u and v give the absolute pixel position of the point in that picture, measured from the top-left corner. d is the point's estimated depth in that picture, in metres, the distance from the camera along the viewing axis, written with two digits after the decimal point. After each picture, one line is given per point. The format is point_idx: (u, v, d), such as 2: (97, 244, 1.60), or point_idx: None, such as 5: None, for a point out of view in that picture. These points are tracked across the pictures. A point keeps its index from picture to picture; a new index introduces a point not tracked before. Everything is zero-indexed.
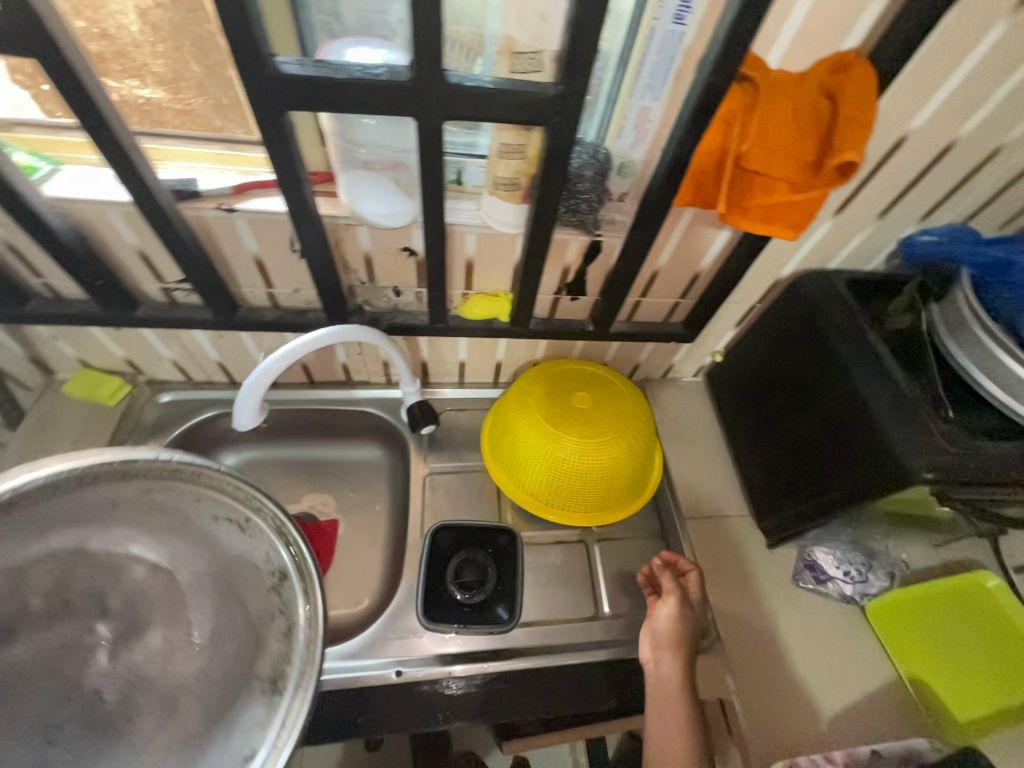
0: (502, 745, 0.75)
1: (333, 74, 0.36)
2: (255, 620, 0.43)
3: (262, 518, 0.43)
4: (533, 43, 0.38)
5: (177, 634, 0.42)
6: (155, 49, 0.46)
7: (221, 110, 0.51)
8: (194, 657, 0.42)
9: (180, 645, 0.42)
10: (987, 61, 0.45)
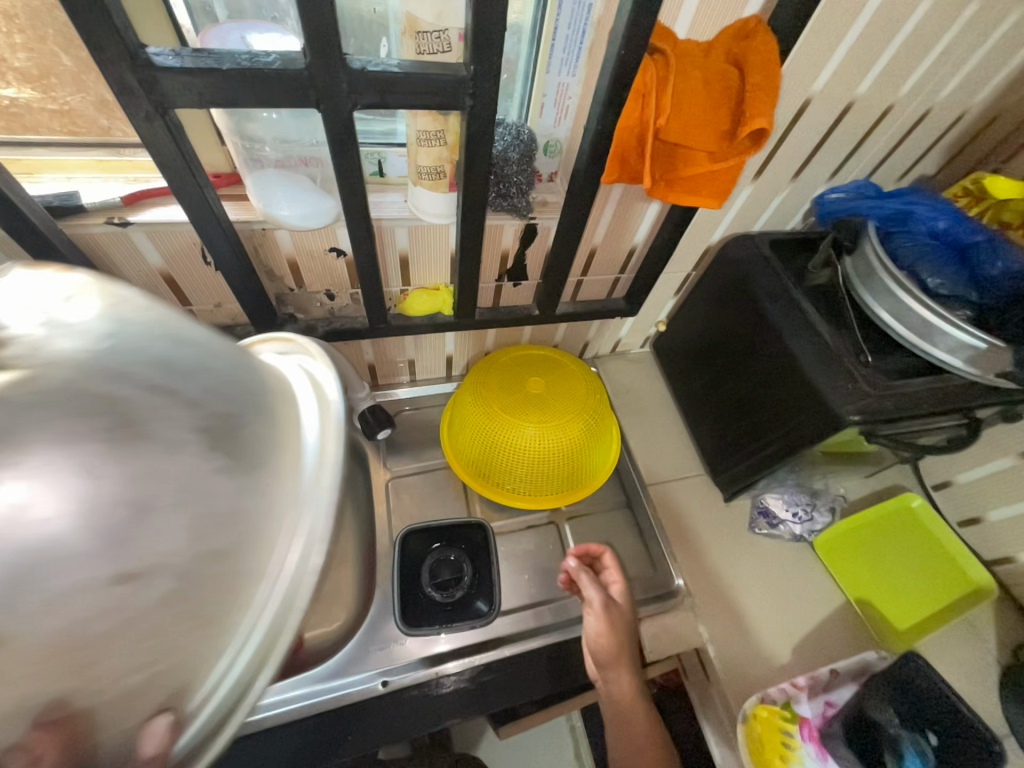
0: (499, 730, 0.76)
1: (219, 64, 0.32)
2: None
3: None
4: (438, 20, 0.36)
5: None
6: (12, 41, 0.39)
7: (107, 108, 0.45)
8: None
9: None
10: (875, 22, 0.48)
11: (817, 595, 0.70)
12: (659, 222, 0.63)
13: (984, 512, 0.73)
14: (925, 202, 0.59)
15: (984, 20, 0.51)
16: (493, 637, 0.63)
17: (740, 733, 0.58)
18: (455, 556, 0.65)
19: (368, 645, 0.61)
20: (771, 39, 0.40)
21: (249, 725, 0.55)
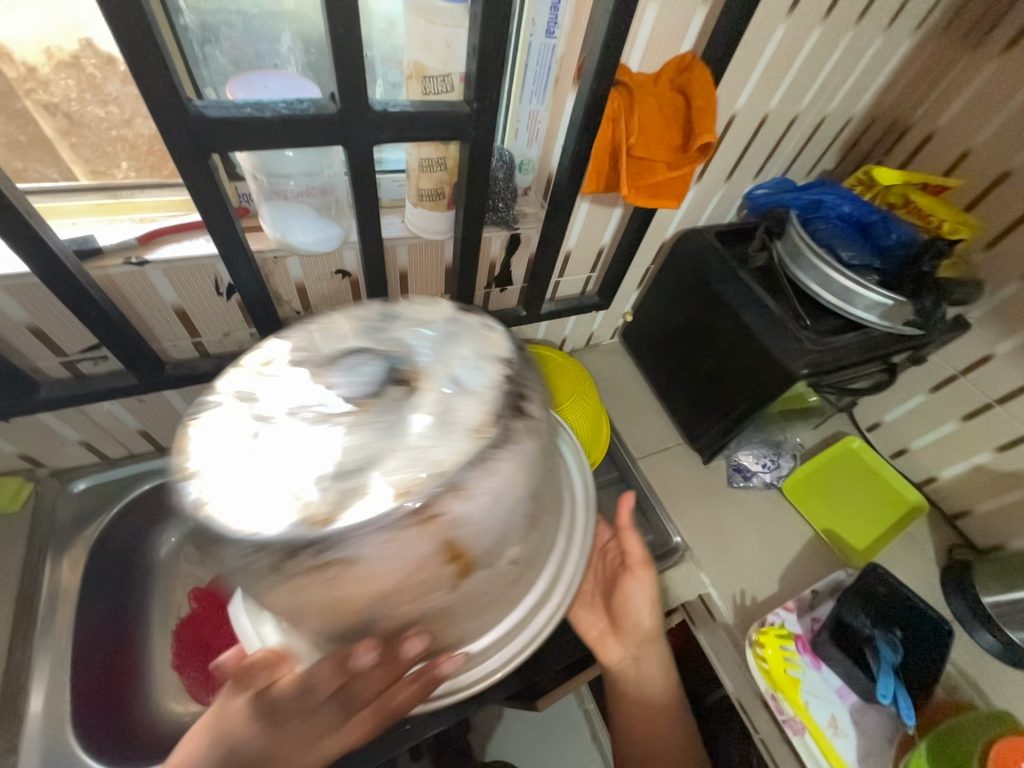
0: (536, 704, 0.82)
1: (261, 113, 0.36)
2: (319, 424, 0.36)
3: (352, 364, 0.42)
4: (442, 68, 0.42)
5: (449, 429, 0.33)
6: None
7: (20, 149, 0.49)
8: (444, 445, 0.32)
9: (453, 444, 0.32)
10: (779, 52, 0.59)
11: (792, 532, 0.81)
12: (623, 225, 0.72)
13: (908, 442, 0.89)
14: (832, 192, 0.72)
15: (854, 49, 0.64)
16: None
17: (750, 658, 0.66)
18: None
19: None
20: (706, 73, 0.50)
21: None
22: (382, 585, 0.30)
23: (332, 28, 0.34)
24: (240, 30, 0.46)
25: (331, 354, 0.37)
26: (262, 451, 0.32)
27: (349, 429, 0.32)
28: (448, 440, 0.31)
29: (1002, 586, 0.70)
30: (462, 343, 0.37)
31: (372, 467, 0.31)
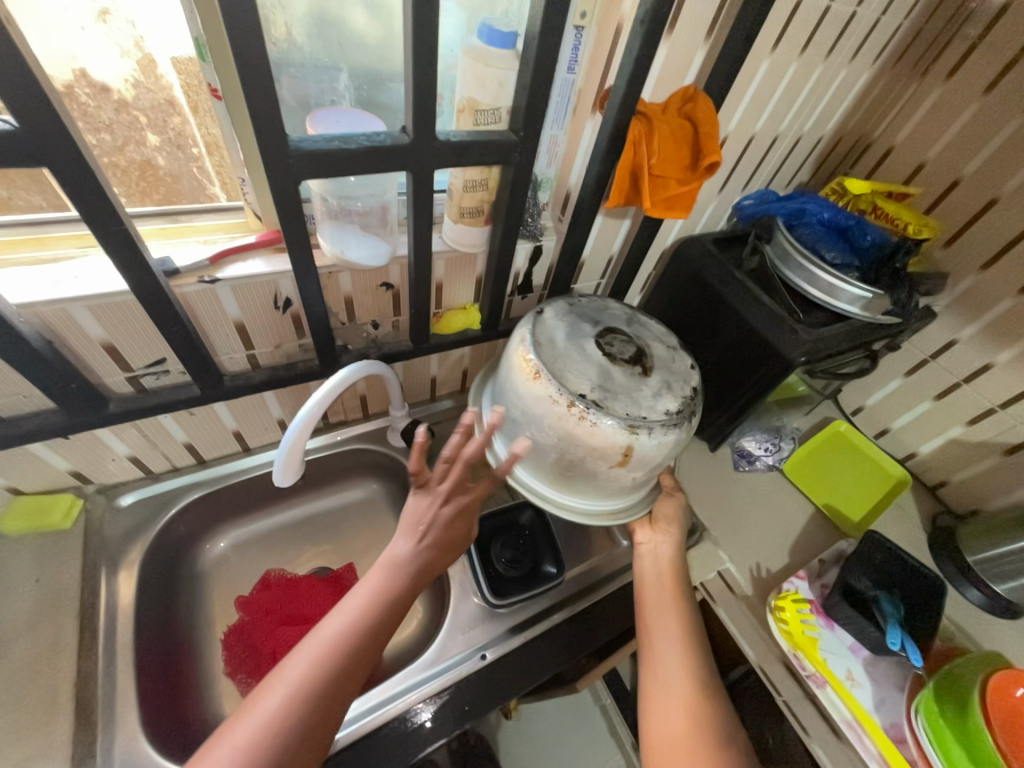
0: (576, 685, 0.90)
1: (346, 145, 0.42)
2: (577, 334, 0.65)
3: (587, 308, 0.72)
4: (492, 103, 0.49)
5: (649, 390, 0.61)
6: None
7: None
8: (650, 400, 0.61)
9: (654, 400, 0.61)
10: (764, 82, 0.68)
11: (795, 509, 0.89)
12: (631, 236, 0.79)
13: (889, 422, 0.98)
14: (813, 201, 0.82)
15: (825, 77, 0.74)
16: (559, 600, 0.71)
17: (771, 623, 0.72)
18: (511, 536, 0.74)
19: (453, 634, 0.68)
20: (709, 102, 0.57)
21: (355, 733, 0.58)
22: (591, 444, 0.59)
23: (415, 72, 0.40)
24: (303, 70, 0.51)
25: (605, 322, 0.67)
26: (570, 350, 0.62)
27: (609, 367, 0.61)
28: (655, 414, 0.59)
29: (983, 543, 0.79)
30: (673, 361, 0.66)
31: (617, 395, 0.59)
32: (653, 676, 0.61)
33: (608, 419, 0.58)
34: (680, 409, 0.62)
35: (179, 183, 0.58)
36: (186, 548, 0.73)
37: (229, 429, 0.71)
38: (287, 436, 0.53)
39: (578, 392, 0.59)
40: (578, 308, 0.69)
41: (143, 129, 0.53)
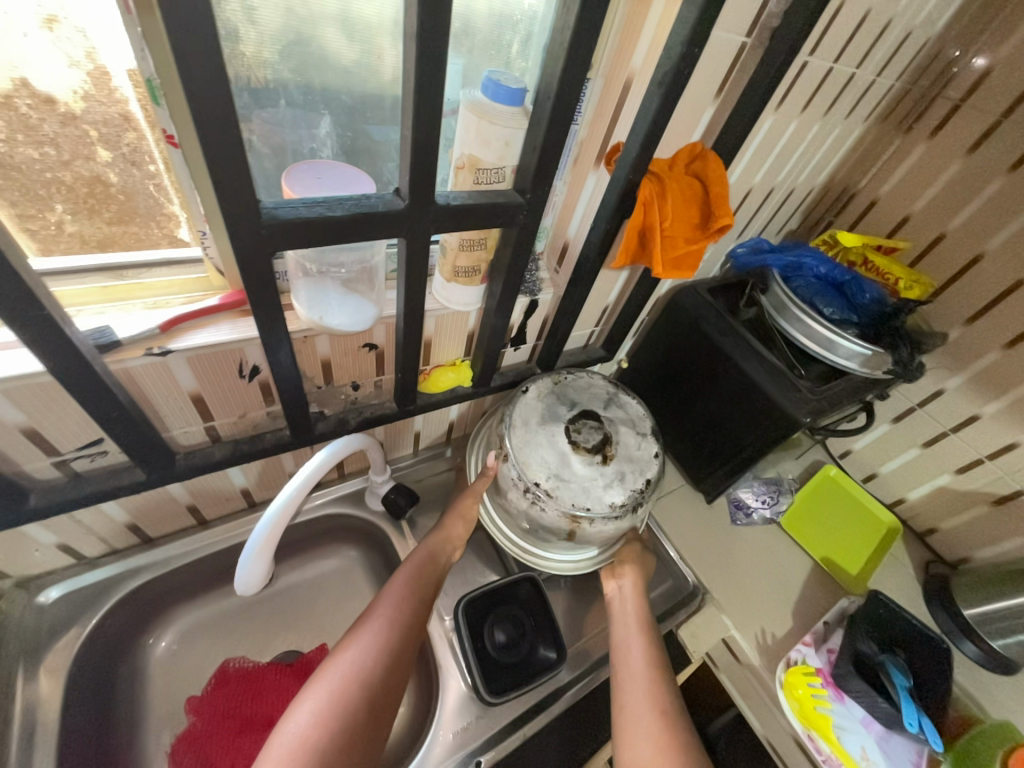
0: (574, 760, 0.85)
1: (332, 211, 0.36)
2: (548, 411, 0.66)
3: (578, 378, 0.71)
4: (497, 161, 0.44)
5: (600, 482, 0.61)
6: None
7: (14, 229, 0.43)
8: (600, 490, 0.61)
9: (603, 492, 0.61)
10: (765, 138, 0.66)
11: (794, 563, 0.87)
12: (627, 287, 0.76)
13: (877, 468, 0.98)
14: (809, 253, 0.80)
15: (822, 132, 0.74)
16: (559, 686, 0.66)
17: (782, 700, 0.68)
18: (506, 612, 0.67)
19: (441, 736, 0.60)
20: (719, 161, 0.55)
21: None
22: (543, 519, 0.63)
23: (415, 130, 0.34)
24: (280, 113, 0.44)
25: (585, 405, 0.67)
26: (538, 433, 0.63)
27: (569, 455, 0.62)
28: (601, 506, 0.60)
29: (978, 597, 0.78)
30: (638, 445, 0.65)
31: (569, 485, 0.60)
32: (622, 708, 0.57)
33: (553, 508, 0.61)
34: (633, 497, 0.61)
35: (135, 200, 0.45)
36: (126, 643, 0.63)
37: (182, 503, 0.62)
38: (259, 531, 0.50)
39: (528, 481, 0.61)
40: (562, 387, 0.69)
41: (94, 145, 0.40)
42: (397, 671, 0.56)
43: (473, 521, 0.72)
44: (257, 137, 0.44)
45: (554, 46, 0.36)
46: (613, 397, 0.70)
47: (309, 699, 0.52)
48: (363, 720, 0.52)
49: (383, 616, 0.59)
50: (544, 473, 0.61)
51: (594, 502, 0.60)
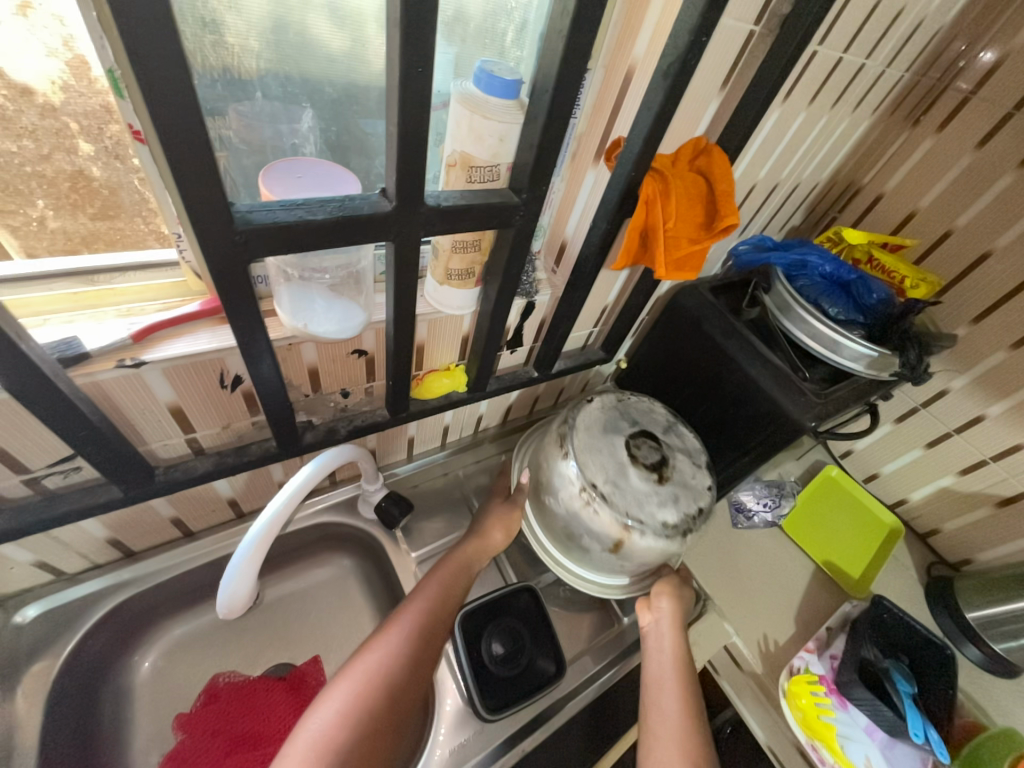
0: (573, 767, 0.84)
1: (313, 215, 0.33)
2: (609, 423, 0.63)
3: (639, 400, 0.68)
4: (491, 159, 0.41)
5: (655, 499, 0.58)
6: None
7: None
8: (654, 506, 0.57)
9: (655, 509, 0.57)
10: (771, 131, 0.63)
11: (796, 566, 0.85)
12: (627, 286, 0.73)
13: (879, 468, 0.96)
14: (814, 250, 0.78)
15: (828, 126, 0.72)
16: (558, 697, 0.64)
17: (787, 712, 0.67)
18: (507, 624, 0.65)
19: (438, 753, 0.58)
20: (724, 155, 0.52)
21: None
22: (586, 523, 0.60)
23: (401, 125, 0.32)
24: (257, 106, 0.41)
25: (645, 423, 0.64)
26: (598, 440, 0.61)
27: (628, 465, 0.59)
28: (653, 522, 0.57)
29: (982, 600, 0.77)
30: (695, 472, 0.61)
31: (625, 492, 0.57)
32: (652, 758, 0.55)
33: (601, 514, 0.58)
34: (684, 524, 0.58)
35: (121, 195, 0.42)
36: (111, 660, 0.61)
37: (165, 516, 0.59)
38: (238, 556, 0.48)
39: (585, 479, 0.58)
40: (624, 404, 0.66)
41: (75, 138, 0.37)
42: (418, 680, 0.53)
43: (513, 531, 0.70)
44: (232, 132, 0.40)
45: (552, 34, 0.33)
46: (670, 424, 0.67)
47: (332, 696, 0.50)
48: (381, 723, 0.49)
49: (410, 618, 0.57)
50: (602, 475, 0.58)
51: (648, 517, 0.57)
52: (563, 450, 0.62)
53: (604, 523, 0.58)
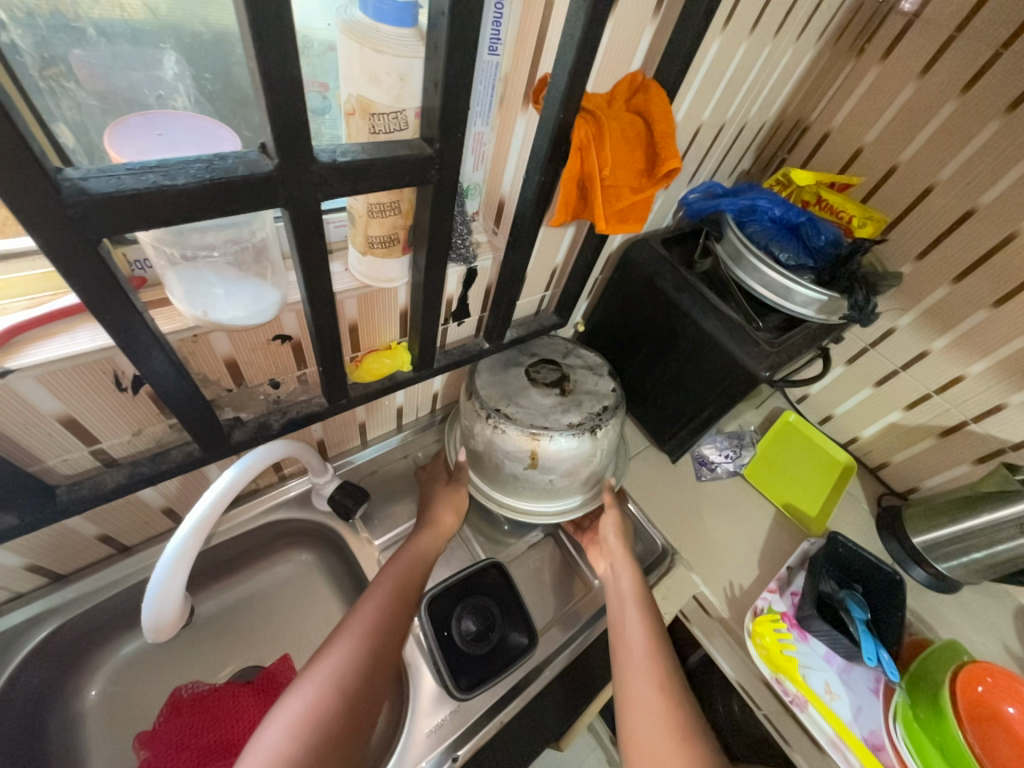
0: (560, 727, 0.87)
1: (172, 180, 0.27)
2: (512, 362, 0.71)
3: (543, 345, 0.75)
4: (394, 103, 0.36)
5: (557, 408, 0.64)
6: None
7: None
8: (560, 415, 0.63)
9: (561, 415, 0.63)
10: (714, 64, 0.59)
11: (757, 511, 0.88)
12: (575, 245, 0.70)
13: (833, 409, 0.99)
14: (763, 194, 0.76)
15: (772, 57, 0.68)
16: (534, 666, 0.64)
17: (751, 649, 0.70)
18: (477, 601, 0.65)
19: (416, 736, 0.58)
20: (662, 91, 0.48)
21: None
22: (502, 448, 0.64)
23: (260, 58, 0.26)
24: (100, 51, 0.33)
25: (544, 356, 0.71)
26: (501, 375, 0.68)
27: (530, 387, 0.66)
28: (558, 423, 0.62)
29: (928, 526, 0.81)
30: (595, 381, 0.69)
31: (528, 407, 0.63)
32: (623, 691, 0.56)
33: (514, 430, 0.62)
34: (595, 421, 0.64)
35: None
36: (52, 689, 0.56)
37: (89, 535, 0.54)
38: (163, 567, 0.45)
39: (491, 404, 0.64)
40: (524, 345, 0.74)
41: None
42: (383, 672, 0.52)
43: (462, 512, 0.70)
44: (87, 91, 0.34)
45: None
46: (570, 351, 0.75)
47: (295, 697, 0.48)
48: (350, 719, 0.47)
49: (371, 609, 0.55)
50: (507, 397, 0.65)
51: (556, 422, 0.62)
52: (471, 390, 0.68)
53: (517, 441, 0.62)
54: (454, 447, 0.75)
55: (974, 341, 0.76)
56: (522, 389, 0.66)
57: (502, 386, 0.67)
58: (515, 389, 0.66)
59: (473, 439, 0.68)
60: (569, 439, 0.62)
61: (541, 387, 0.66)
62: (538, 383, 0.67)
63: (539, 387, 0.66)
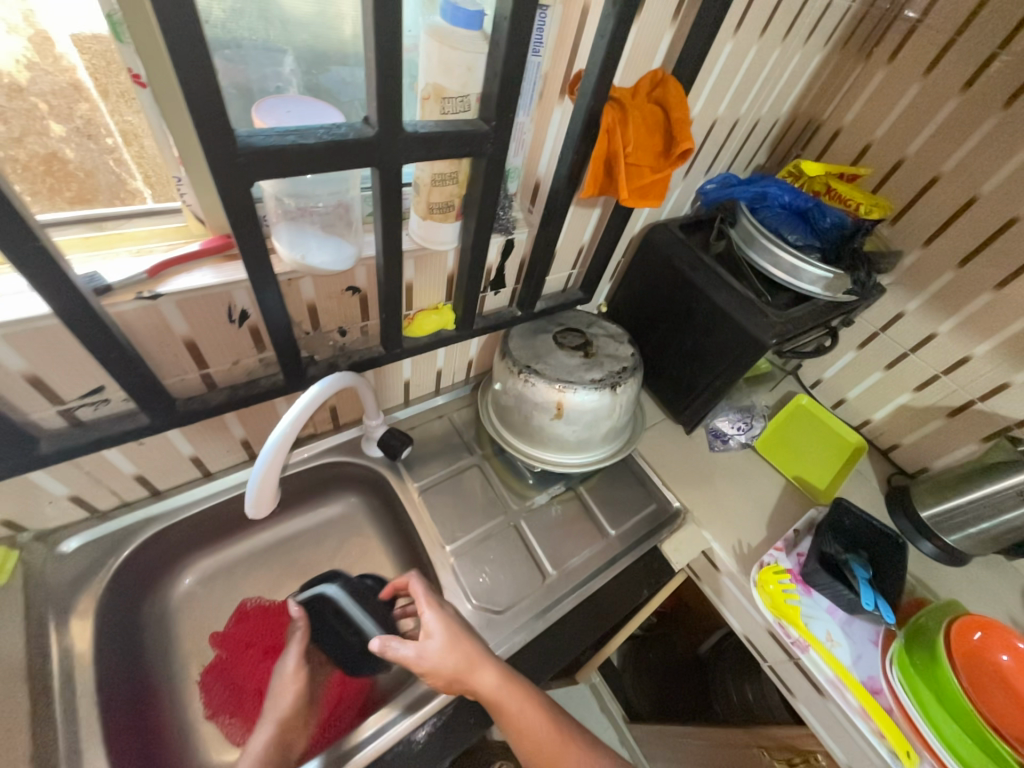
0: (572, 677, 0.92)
1: (305, 139, 0.37)
2: (539, 328, 0.78)
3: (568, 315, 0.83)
4: (461, 89, 0.45)
5: (580, 368, 0.72)
6: None
7: None
8: (583, 372, 0.71)
9: (583, 374, 0.71)
10: (728, 64, 0.67)
11: (768, 482, 0.93)
12: (600, 225, 0.78)
13: (845, 393, 1.04)
14: (774, 183, 0.84)
15: (782, 59, 0.75)
16: (556, 597, 0.73)
17: (756, 597, 0.75)
18: None
19: None
20: (678, 84, 0.56)
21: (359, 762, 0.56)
22: (531, 401, 0.72)
23: (377, 50, 0.36)
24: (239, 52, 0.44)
25: (568, 325, 0.79)
26: (531, 338, 0.76)
27: (557, 349, 0.74)
28: (581, 379, 0.70)
29: (934, 499, 0.85)
30: (616, 347, 0.76)
31: (555, 365, 0.71)
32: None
33: (542, 385, 0.70)
34: (616, 379, 0.71)
35: (96, 179, 0.46)
36: (146, 587, 0.67)
37: (185, 455, 0.65)
38: (260, 464, 0.54)
39: (523, 362, 0.72)
40: (552, 315, 0.82)
41: (45, 119, 0.41)
42: None
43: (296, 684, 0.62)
44: (230, 82, 0.45)
45: None
46: (593, 322, 0.82)
47: None
48: None
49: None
50: (534, 359, 0.73)
51: (580, 379, 0.70)
52: (504, 350, 0.76)
53: (545, 395, 0.70)
54: (486, 406, 0.83)
55: (978, 322, 0.80)
56: (548, 351, 0.74)
57: (531, 348, 0.75)
58: (544, 350, 0.74)
59: (504, 394, 0.76)
60: (591, 394, 0.70)
61: (566, 350, 0.74)
62: (563, 347, 0.75)
63: (564, 350, 0.74)
